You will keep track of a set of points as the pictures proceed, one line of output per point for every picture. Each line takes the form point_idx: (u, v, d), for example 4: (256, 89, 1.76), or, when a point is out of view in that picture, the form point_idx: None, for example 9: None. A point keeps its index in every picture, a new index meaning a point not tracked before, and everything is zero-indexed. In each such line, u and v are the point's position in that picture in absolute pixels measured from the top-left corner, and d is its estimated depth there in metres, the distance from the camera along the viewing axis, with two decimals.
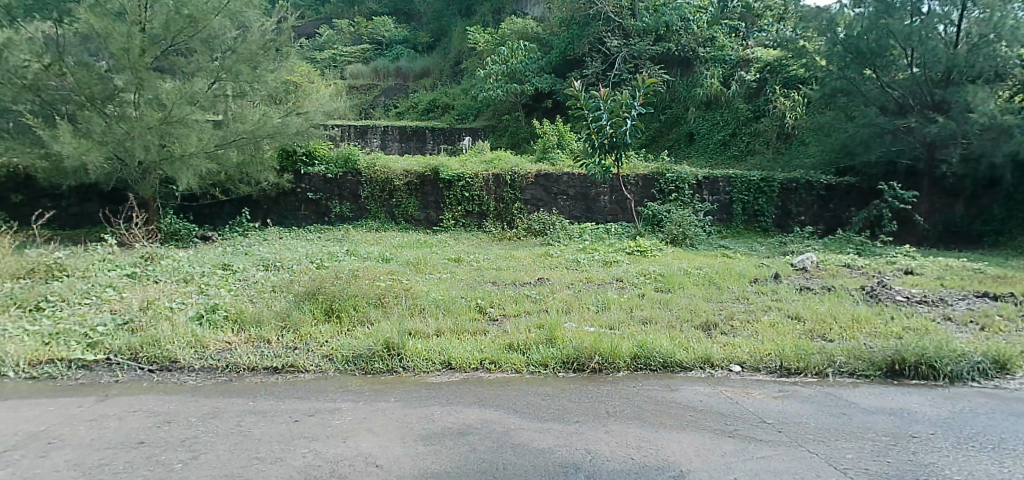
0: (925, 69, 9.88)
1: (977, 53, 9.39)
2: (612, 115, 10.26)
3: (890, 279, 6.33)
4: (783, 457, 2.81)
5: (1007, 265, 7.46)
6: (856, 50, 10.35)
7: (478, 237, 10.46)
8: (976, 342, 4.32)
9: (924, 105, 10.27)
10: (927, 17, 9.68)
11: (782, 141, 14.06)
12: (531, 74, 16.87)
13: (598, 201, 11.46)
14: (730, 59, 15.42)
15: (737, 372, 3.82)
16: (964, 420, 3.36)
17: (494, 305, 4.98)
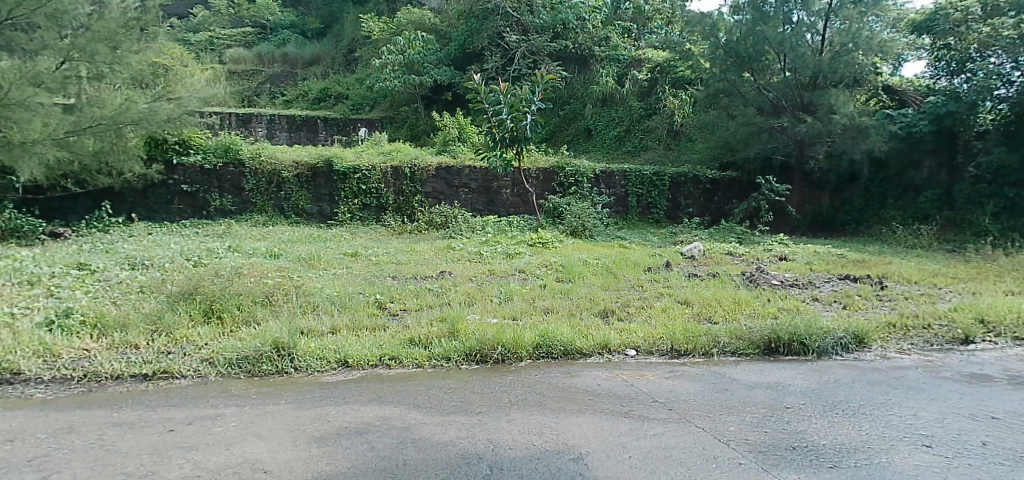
0: (796, 73, 10.85)
1: (839, 60, 10.41)
2: (513, 110, 10.42)
3: (768, 265, 6.92)
4: (673, 432, 3.00)
5: (862, 250, 8.42)
6: (736, 54, 11.26)
7: (376, 231, 10.19)
8: (839, 319, 4.84)
9: (795, 106, 11.28)
10: (797, 26, 10.63)
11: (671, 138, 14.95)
12: (429, 65, 16.72)
13: (500, 194, 11.62)
14: (623, 59, 16.28)
15: (632, 356, 4.02)
16: (827, 389, 3.77)
17: (394, 300, 4.89)
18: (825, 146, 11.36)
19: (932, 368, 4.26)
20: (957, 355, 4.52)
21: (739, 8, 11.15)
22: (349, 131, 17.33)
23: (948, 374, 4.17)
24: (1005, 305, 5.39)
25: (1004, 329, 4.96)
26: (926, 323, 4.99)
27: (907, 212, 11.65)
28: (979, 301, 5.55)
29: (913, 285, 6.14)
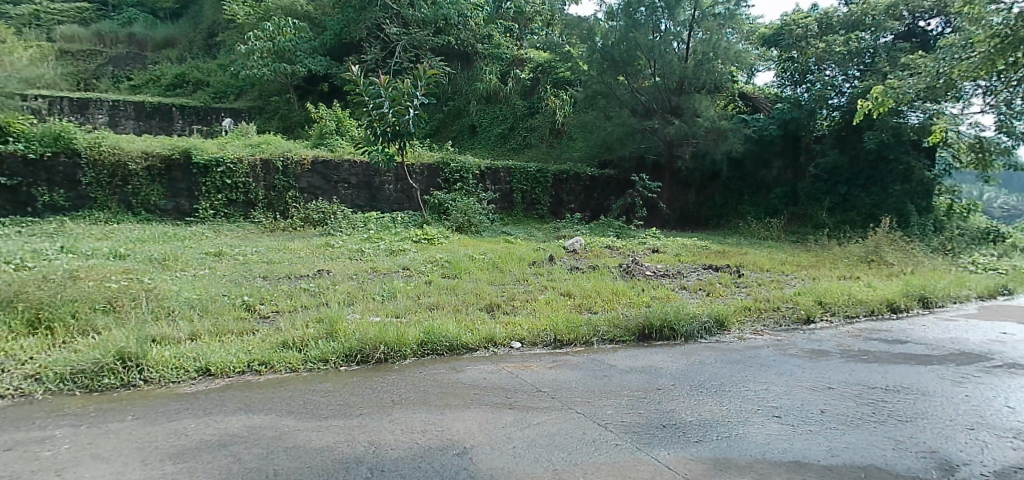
0: (664, 79, 11.71)
1: (701, 68, 11.37)
2: (394, 103, 10.29)
3: (642, 257, 7.41)
4: (556, 420, 3.12)
5: (721, 242, 9.30)
6: (611, 58, 11.90)
7: (245, 228, 9.52)
8: (704, 305, 5.29)
9: (664, 109, 12.17)
10: (664, 35, 11.46)
11: (553, 136, 15.54)
12: (302, 54, 15.87)
13: (383, 190, 11.43)
14: (506, 57, 16.45)
15: (517, 348, 4.12)
16: (693, 370, 4.11)
17: (264, 302, 4.62)
18: (691, 147, 12.38)
19: (780, 346, 4.80)
20: (801, 334, 5.13)
21: (613, 15, 11.76)
22: (210, 121, 15.84)
23: (793, 351, 4.72)
24: (837, 288, 6.21)
25: (837, 309, 5.71)
26: (776, 305, 5.61)
27: (759, 207, 13.15)
28: (817, 285, 6.34)
29: (765, 272, 6.87)
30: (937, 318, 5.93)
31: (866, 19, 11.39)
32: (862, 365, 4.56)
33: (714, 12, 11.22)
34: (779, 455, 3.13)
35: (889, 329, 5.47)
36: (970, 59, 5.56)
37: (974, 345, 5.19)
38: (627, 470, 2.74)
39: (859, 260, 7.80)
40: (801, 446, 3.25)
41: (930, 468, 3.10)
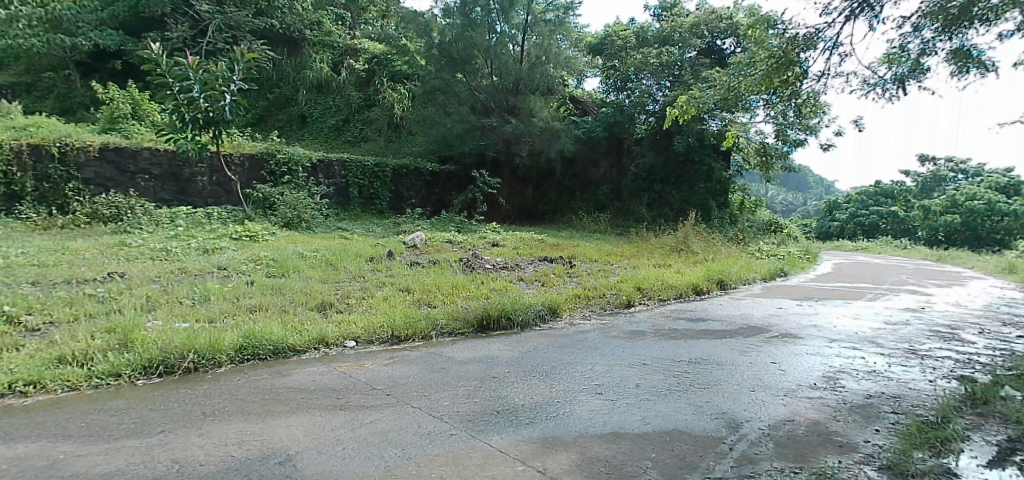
0: (501, 78, 12.21)
1: (536, 71, 12.06)
2: (206, 87, 9.40)
3: (482, 251, 7.63)
4: (390, 417, 3.10)
5: (556, 235, 9.94)
6: (449, 55, 11.94)
7: (10, 225, 8.01)
8: (539, 295, 5.61)
9: (502, 108, 12.86)
10: (500, 36, 11.84)
11: (392, 130, 15.64)
12: (85, 26, 13.94)
13: (194, 183, 10.53)
14: (338, 46, 16.33)
15: (351, 347, 4.01)
16: (526, 357, 4.34)
17: (33, 312, 3.95)
18: (527, 145, 13.14)
19: (604, 329, 5.26)
20: (622, 317, 5.68)
21: (449, 13, 11.84)
22: None
23: (615, 333, 5.21)
24: (653, 275, 6.97)
25: (653, 294, 6.40)
26: (602, 292, 6.14)
27: (589, 203, 14.68)
28: (637, 273, 7.05)
29: (594, 262, 7.47)
30: (730, 297, 6.94)
31: (675, 35, 12.92)
32: (671, 342, 5.18)
33: (546, 19, 11.96)
34: (600, 429, 3.44)
35: (694, 309, 6.28)
36: (752, 75, 6.56)
37: (757, 319, 6.17)
38: (461, 458, 2.82)
39: (672, 249, 8.82)
40: (618, 418, 3.60)
41: (719, 427, 3.62)
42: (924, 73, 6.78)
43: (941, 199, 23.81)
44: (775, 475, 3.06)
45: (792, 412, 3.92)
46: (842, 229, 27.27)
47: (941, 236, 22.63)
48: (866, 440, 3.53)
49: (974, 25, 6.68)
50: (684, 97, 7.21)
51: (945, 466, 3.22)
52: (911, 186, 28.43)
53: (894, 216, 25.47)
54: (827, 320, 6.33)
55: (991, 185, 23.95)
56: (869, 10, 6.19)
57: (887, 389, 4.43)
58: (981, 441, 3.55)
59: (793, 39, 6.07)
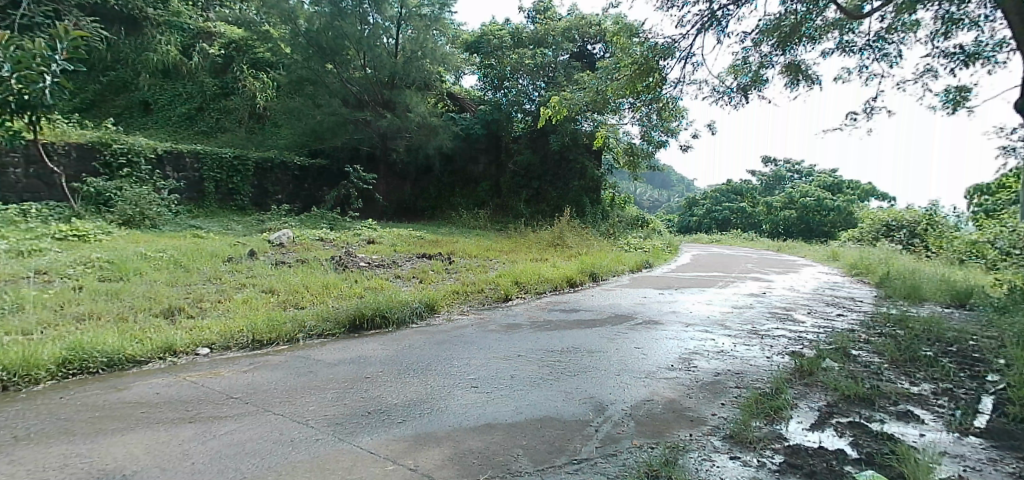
0: (374, 71, 12.52)
1: (411, 65, 12.44)
2: (20, 66, 8.05)
3: (356, 248, 7.43)
4: (248, 426, 2.93)
5: (435, 232, 9.91)
6: (317, 44, 11.96)
7: None
8: (416, 292, 5.58)
9: (375, 102, 13.19)
10: (373, 28, 11.99)
11: (253, 120, 15.29)
12: None
13: (5, 175, 9.18)
14: (189, 28, 15.34)
15: (205, 355, 3.76)
16: (400, 355, 4.31)
17: None
18: (405, 142, 13.49)
19: (481, 324, 5.36)
20: (499, 310, 5.82)
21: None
22: None
23: (492, 327, 5.33)
24: (530, 269, 7.20)
25: (530, 288, 6.61)
26: (480, 287, 6.25)
27: (469, 199, 15.29)
28: (515, 267, 7.23)
29: (473, 258, 7.57)
30: (601, 288, 7.37)
31: (547, 38, 14.27)
32: (546, 333, 5.39)
33: (421, 13, 12.22)
34: (473, 421, 3.51)
35: (568, 300, 6.59)
36: (617, 80, 7.05)
37: (624, 308, 6.61)
38: (327, 463, 2.73)
39: (548, 244, 9.15)
40: (492, 410, 3.69)
41: (586, 411, 3.84)
42: (763, 84, 7.63)
43: (779, 196, 27.03)
44: (634, 452, 3.30)
45: (652, 392, 4.25)
46: (700, 223, 30.01)
47: (781, 228, 25.61)
48: (714, 414, 3.92)
49: (802, 43, 7.65)
50: (556, 98, 7.53)
51: (776, 431, 3.66)
52: (756, 184, 31.96)
53: (743, 211, 28.54)
54: (685, 307, 6.95)
55: (819, 184, 27.52)
56: (718, 25, 6.85)
57: (732, 367, 4.95)
58: (806, 407, 4.08)
59: (654, 47, 6.61)
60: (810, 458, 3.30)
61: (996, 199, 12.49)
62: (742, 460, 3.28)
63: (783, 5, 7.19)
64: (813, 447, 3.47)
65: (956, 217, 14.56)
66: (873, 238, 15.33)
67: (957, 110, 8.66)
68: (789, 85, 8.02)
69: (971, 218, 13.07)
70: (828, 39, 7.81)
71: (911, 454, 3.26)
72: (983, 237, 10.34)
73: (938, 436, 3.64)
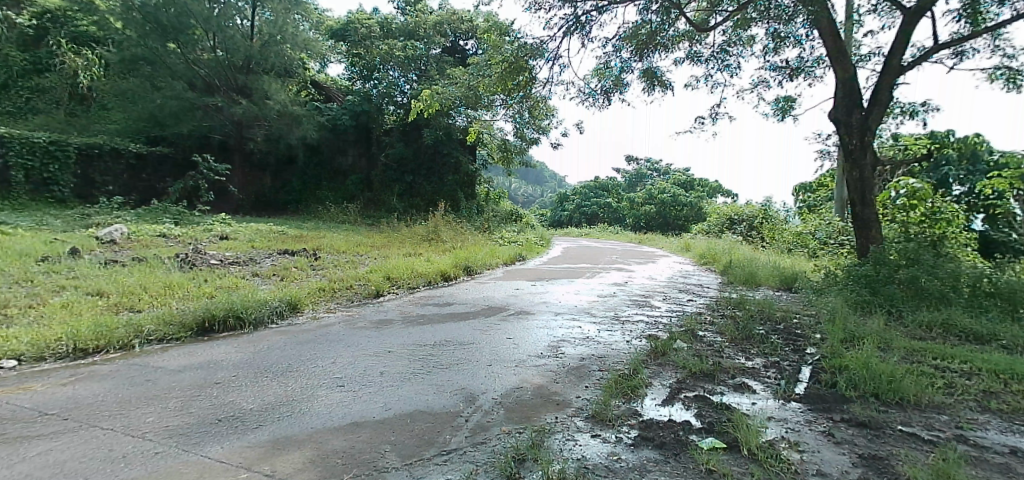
0: (227, 54, 12.07)
1: (269, 49, 12.35)
2: None
3: (206, 245, 6.86)
4: (67, 444, 2.69)
5: (300, 227, 9.44)
6: (156, 21, 11.34)
7: None
8: (276, 290, 5.28)
9: (227, 88, 12.67)
10: (225, 7, 11.77)
11: (77, 103, 13.71)
12: None
13: None
14: None
15: (11, 367, 3.41)
16: (258, 357, 4.07)
17: None
18: (262, 130, 13.44)
19: (350, 321, 5.21)
20: (369, 307, 5.69)
21: None
22: None
23: (361, 324, 5.20)
24: (402, 264, 7.11)
25: (402, 282, 6.53)
26: (349, 284, 6.07)
27: (337, 192, 15.23)
28: (387, 263, 7.11)
29: (341, 253, 7.34)
30: (474, 282, 7.46)
31: (419, 31, 15.26)
32: (417, 328, 5.36)
33: None
34: (339, 421, 3.41)
35: (441, 295, 6.60)
36: (489, 77, 7.18)
37: (497, 300, 6.75)
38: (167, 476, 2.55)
39: (422, 239, 9.11)
40: (359, 408, 3.61)
41: (457, 402, 3.88)
42: (623, 89, 8.21)
43: (641, 192, 29.19)
44: (503, 438, 3.41)
45: (521, 380, 4.41)
46: (570, 217, 31.51)
47: (642, 223, 27.57)
48: (579, 397, 4.14)
49: (657, 51, 8.30)
50: (428, 92, 7.40)
51: (632, 408, 3.96)
52: (620, 180, 34.21)
53: (609, 206, 30.49)
54: (555, 297, 7.26)
55: (674, 181, 30.04)
56: (582, 30, 7.21)
57: (595, 351, 5.27)
58: (658, 385, 4.46)
59: (523, 47, 6.81)
60: (660, 430, 3.59)
61: (815, 196, 14.41)
62: (601, 437, 3.50)
63: (640, 15, 7.72)
64: (664, 420, 3.80)
65: (784, 211, 16.67)
66: (718, 230, 17.11)
67: (784, 117, 9.89)
68: (646, 89, 8.67)
69: (796, 213, 14.99)
70: (678, 49, 8.55)
71: (743, 420, 3.68)
72: (805, 229, 11.80)
73: (766, 403, 4.14)
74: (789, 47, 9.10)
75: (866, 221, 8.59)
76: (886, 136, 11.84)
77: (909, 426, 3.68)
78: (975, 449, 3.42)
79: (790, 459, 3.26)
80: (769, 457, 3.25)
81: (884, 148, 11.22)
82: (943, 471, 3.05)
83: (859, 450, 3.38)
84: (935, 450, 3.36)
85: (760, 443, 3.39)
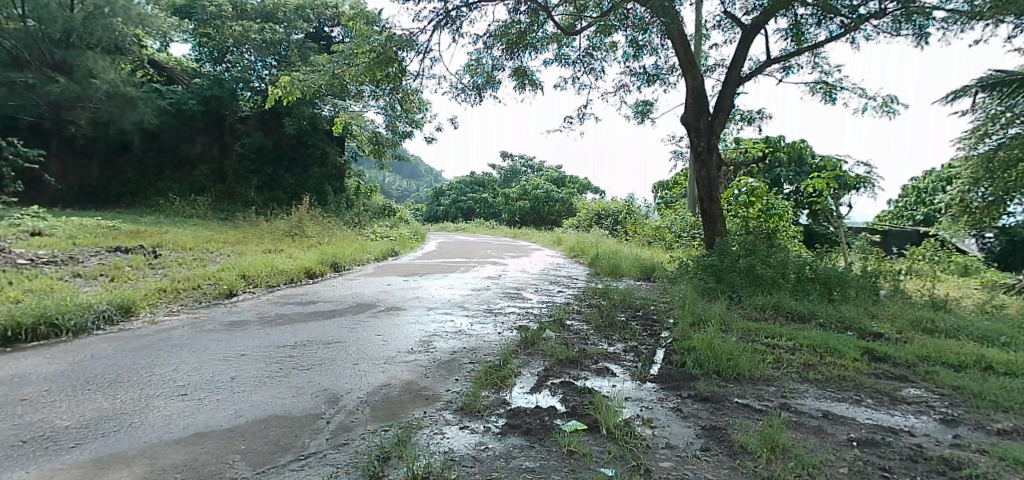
0: (41, 24, 10.64)
1: (94, 21, 11.15)
2: None
3: (14, 243, 5.97)
4: None
5: (138, 222, 8.53)
6: None
7: None
8: (103, 293, 4.82)
9: (42, 63, 11.13)
10: None
11: None
12: None
13: None
14: None
15: None
16: (78, 366, 3.78)
17: None
18: (87, 112, 12.02)
19: (197, 324, 4.83)
20: (221, 307, 5.32)
21: None
22: None
23: (210, 326, 4.82)
24: (260, 261, 6.70)
25: (259, 281, 6.15)
26: (195, 284, 5.64)
27: (183, 183, 14.20)
28: (243, 260, 6.67)
29: (186, 250, 6.78)
30: (343, 278, 7.23)
31: (279, 14, 14.86)
32: (276, 328, 5.07)
33: None
34: (178, 432, 3.18)
35: (304, 293, 6.29)
36: (355, 66, 6.95)
37: (366, 297, 6.58)
38: None
39: (284, 234, 8.64)
40: (204, 417, 3.37)
41: (318, 403, 3.72)
42: (495, 86, 8.35)
43: (515, 188, 30.08)
44: (367, 437, 3.32)
45: (389, 377, 4.31)
46: (447, 212, 31.73)
47: (517, 217, 28.29)
48: (448, 390, 4.15)
49: (527, 50, 8.54)
50: (287, 78, 7.05)
51: (501, 398, 4.05)
52: (496, 176, 34.98)
53: (485, 201, 31.16)
54: (427, 291, 7.23)
55: (547, 178, 31.15)
56: (452, 25, 7.22)
57: (467, 344, 5.31)
58: (528, 374, 4.60)
59: (392, 37, 6.66)
60: (528, 417, 3.70)
61: (671, 193, 15.68)
62: (470, 428, 3.53)
63: (509, 14, 7.89)
64: (531, 407, 3.93)
65: (646, 207, 18.00)
66: (587, 225, 18.09)
67: (643, 120, 10.65)
68: (517, 87, 8.89)
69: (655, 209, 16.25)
70: (547, 50, 8.89)
71: (604, 401, 3.89)
72: (663, 223, 12.86)
73: (625, 385, 4.44)
74: (648, 54, 9.80)
75: (712, 216, 9.51)
76: (730, 140, 13.17)
77: (744, 399, 4.10)
78: (796, 415, 3.85)
79: (643, 435, 3.52)
80: (624, 434, 3.48)
81: (729, 150, 12.50)
82: (768, 436, 3.39)
83: (702, 422, 3.71)
84: (763, 418, 3.76)
85: (617, 422, 3.62)
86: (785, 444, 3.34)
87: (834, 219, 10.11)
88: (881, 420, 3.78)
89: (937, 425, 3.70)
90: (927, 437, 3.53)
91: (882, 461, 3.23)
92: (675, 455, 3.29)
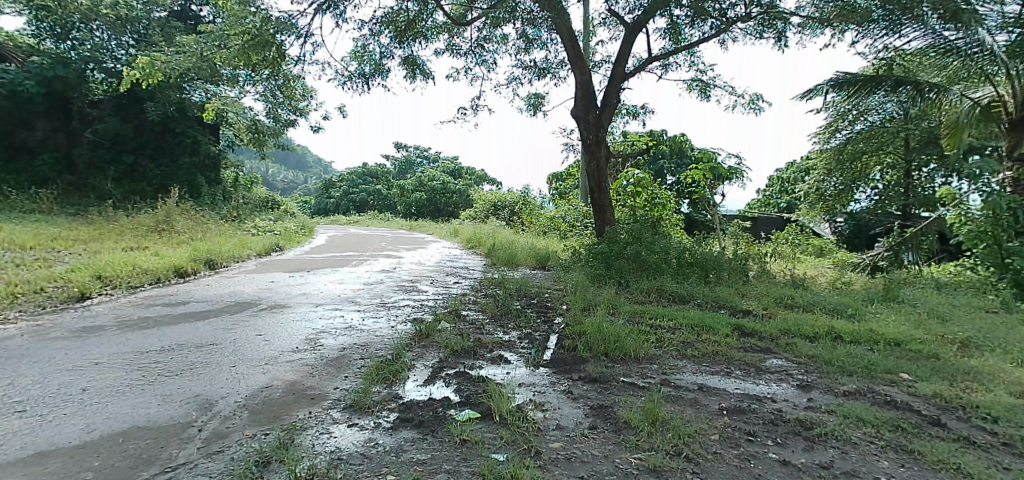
0: None
1: None
2: None
3: None
4: None
5: None
6: None
7: None
8: None
9: None
10: None
11: None
12: None
13: None
14: None
15: None
16: None
17: None
18: None
19: (40, 332, 4.35)
20: (71, 312, 4.80)
21: None
22: None
23: (56, 334, 4.35)
24: (120, 260, 6.12)
25: (119, 282, 5.62)
26: (37, 287, 5.05)
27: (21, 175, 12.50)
28: (98, 259, 6.06)
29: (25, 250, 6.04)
30: (220, 276, 6.76)
31: None
32: (139, 332, 4.64)
33: None
34: (14, 454, 2.86)
35: (174, 293, 5.81)
36: (228, 48, 6.52)
37: (247, 295, 6.19)
38: None
39: (149, 230, 7.93)
40: (48, 434, 3.04)
41: (188, 411, 3.44)
42: (384, 74, 8.15)
43: (410, 179, 29.63)
44: (244, 442, 3.14)
45: (271, 378, 4.09)
46: (338, 205, 30.58)
47: (413, 209, 27.93)
48: (337, 388, 3.99)
49: (416, 39, 8.42)
50: (147, 59, 6.49)
51: (394, 392, 3.98)
52: (389, 168, 34.22)
53: (378, 193, 30.39)
54: (315, 287, 6.94)
55: (442, 170, 30.95)
56: (335, 10, 6.95)
57: (357, 340, 5.16)
58: (421, 366, 4.56)
59: (267, 18, 6.27)
60: (420, 409, 3.67)
61: (565, 185, 16.18)
62: (359, 425, 3.45)
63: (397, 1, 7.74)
64: (424, 399, 3.90)
65: (541, 198, 18.46)
66: (485, 216, 18.22)
67: (535, 112, 10.87)
68: (409, 76, 8.75)
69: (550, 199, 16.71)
70: (437, 40, 8.81)
71: (496, 389, 3.95)
72: (558, 214, 13.28)
73: (518, 371, 4.54)
74: (538, 48, 10.01)
75: (602, 205, 9.91)
76: (618, 133, 13.81)
77: (629, 377, 4.34)
78: (674, 389, 4.13)
79: (535, 418, 3.61)
80: (516, 419, 3.56)
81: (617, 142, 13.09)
82: (650, 410, 3.61)
83: (591, 402, 3.89)
84: (646, 394, 4.00)
85: (510, 408, 3.68)
86: (664, 417, 3.57)
87: (711, 207, 10.93)
88: (748, 389, 4.15)
89: (794, 391, 4.12)
90: (786, 402, 3.92)
91: (747, 426, 3.54)
92: (565, 435, 3.41)
